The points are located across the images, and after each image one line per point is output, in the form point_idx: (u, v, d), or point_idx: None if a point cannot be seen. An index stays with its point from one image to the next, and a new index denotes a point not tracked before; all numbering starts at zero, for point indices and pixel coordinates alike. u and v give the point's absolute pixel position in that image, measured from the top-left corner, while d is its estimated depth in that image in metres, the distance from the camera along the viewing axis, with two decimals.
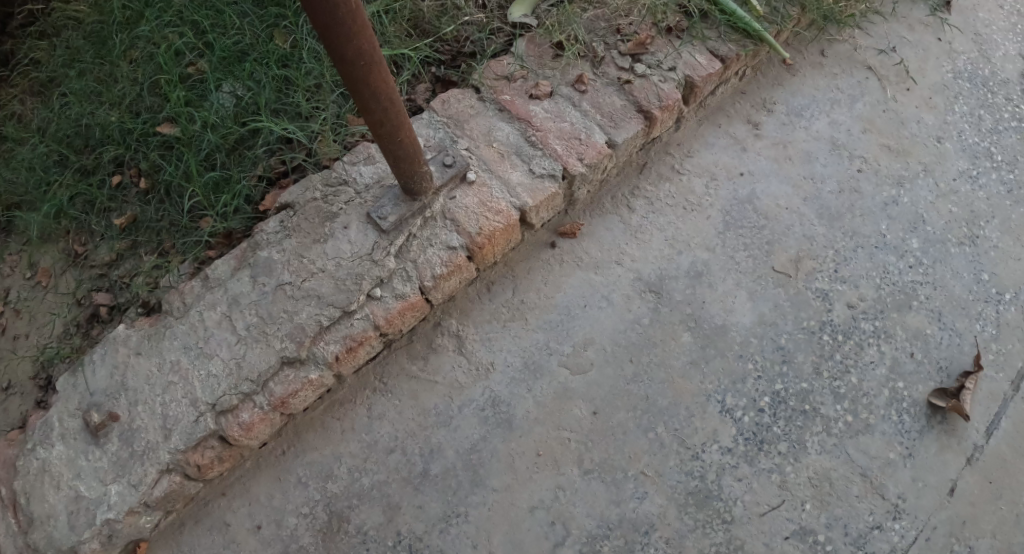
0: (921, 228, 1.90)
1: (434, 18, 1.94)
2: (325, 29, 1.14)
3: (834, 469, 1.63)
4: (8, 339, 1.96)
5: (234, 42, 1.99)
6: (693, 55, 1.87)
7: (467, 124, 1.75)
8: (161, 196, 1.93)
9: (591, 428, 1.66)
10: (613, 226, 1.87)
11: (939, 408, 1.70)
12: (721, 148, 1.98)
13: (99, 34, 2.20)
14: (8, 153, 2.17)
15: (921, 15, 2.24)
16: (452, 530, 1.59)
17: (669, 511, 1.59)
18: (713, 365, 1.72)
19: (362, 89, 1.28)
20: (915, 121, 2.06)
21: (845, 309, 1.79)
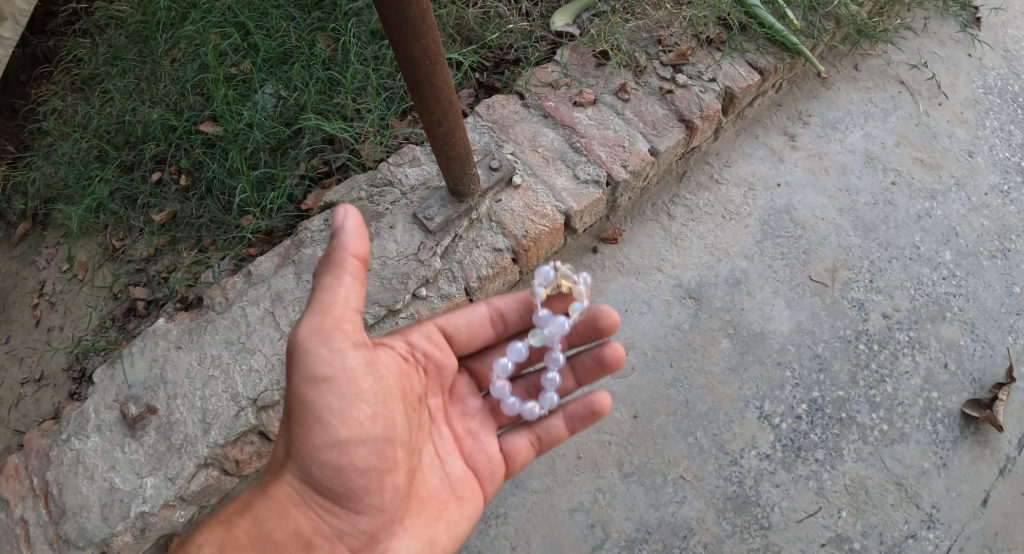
0: (954, 241, 1.92)
1: (478, 25, 1.97)
2: (396, 28, 1.16)
3: (870, 477, 1.65)
4: (43, 331, 2.00)
5: (279, 44, 2.01)
6: (733, 67, 1.91)
7: (512, 129, 1.78)
8: (202, 192, 1.95)
9: (631, 432, 1.68)
10: (653, 232, 1.90)
11: (972, 418, 1.71)
12: (759, 158, 2.01)
13: (142, 33, 2.23)
14: (50, 148, 2.20)
15: (952, 31, 2.27)
16: (491, 531, 1.60)
17: (707, 516, 1.60)
18: (752, 372, 1.74)
19: (426, 88, 1.31)
20: (947, 135, 2.08)
21: (881, 319, 1.81)
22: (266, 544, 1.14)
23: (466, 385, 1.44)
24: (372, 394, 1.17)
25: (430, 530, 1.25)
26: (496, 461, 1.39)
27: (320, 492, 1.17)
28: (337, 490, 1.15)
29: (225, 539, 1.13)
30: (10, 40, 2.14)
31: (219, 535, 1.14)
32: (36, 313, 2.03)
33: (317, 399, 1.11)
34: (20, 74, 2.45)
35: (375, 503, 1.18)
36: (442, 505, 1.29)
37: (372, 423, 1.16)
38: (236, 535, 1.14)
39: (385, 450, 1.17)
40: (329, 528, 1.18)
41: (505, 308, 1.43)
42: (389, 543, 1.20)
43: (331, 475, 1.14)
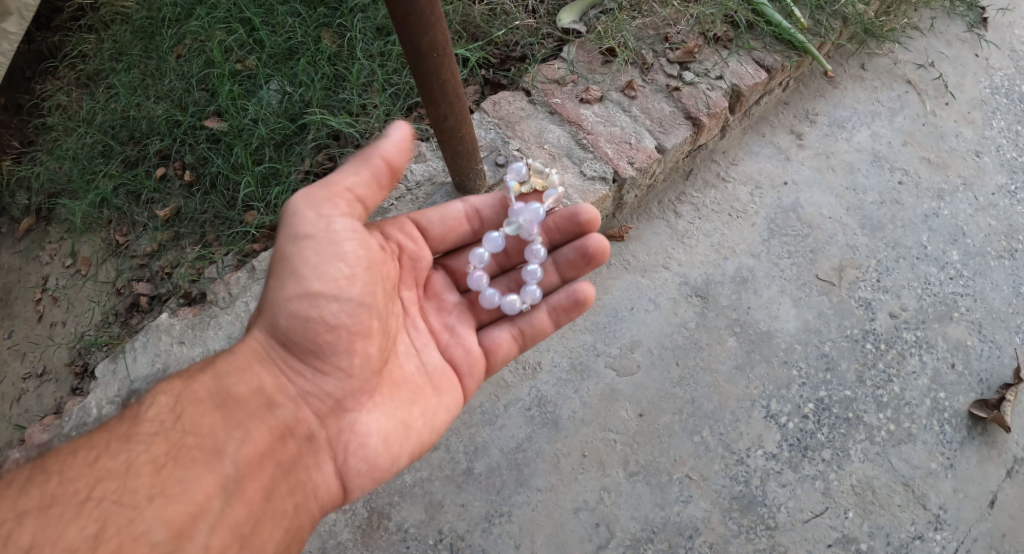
0: (962, 241, 1.91)
1: (484, 22, 1.97)
2: (404, 19, 1.16)
3: (877, 477, 1.63)
4: (45, 326, 1.99)
5: (285, 40, 2.01)
6: (740, 65, 1.90)
7: (518, 125, 1.77)
8: (206, 188, 1.94)
9: (636, 430, 1.67)
10: (659, 230, 1.89)
11: (980, 419, 1.69)
12: (766, 156, 2.01)
13: (147, 29, 2.22)
14: (53, 143, 2.20)
15: (959, 31, 2.27)
16: (495, 529, 1.59)
17: (713, 515, 1.59)
18: (758, 371, 1.73)
19: (433, 81, 1.30)
20: (954, 135, 2.08)
21: (888, 318, 1.80)
22: (226, 398, 1.14)
23: (443, 280, 1.45)
24: (354, 256, 1.17)
25: (403, 413, 1.25)
26: (475, 357, 1.40)
27: (288, 351, 1.19)
28: (306, 347, 1.17)
29: (182, 390, 1.13)
30: (16, 35, 2.14)
31: (177, 387, 1.13)
32: (39, 308, 2.03)
33: (297, 253, 1.14)
34: (24, 70, 2.45)
35: (343, 365, 1.18)
36: (418, 391, 1.29)
37: (349, 283, 1.16)
38: (195, 388, 1.13)
39: (361, 307, 1.17)
40: (293, 390, 1.20)
41: (480, 205, 1.45)
42: (357, 416, 1.21)
43: (303, 326, 1.16)
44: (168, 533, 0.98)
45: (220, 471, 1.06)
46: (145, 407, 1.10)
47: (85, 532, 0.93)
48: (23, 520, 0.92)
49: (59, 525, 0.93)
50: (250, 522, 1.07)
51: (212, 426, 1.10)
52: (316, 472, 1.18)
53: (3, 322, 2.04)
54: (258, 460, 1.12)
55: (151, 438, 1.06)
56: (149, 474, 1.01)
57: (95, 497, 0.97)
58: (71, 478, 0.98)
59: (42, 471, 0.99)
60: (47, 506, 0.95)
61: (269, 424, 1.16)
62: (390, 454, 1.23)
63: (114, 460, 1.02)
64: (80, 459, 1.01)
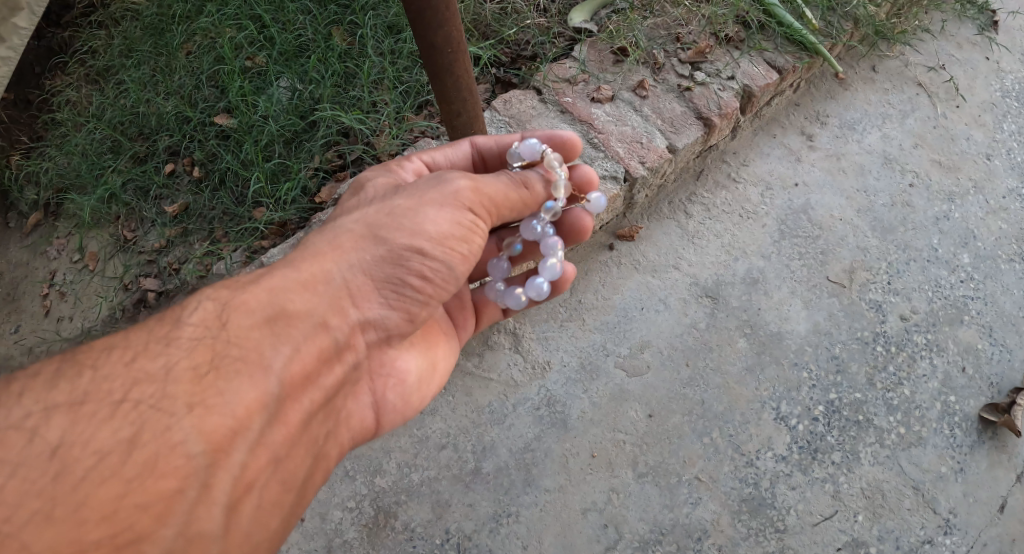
0: (972, 244, 1.90)
1: (496, 21, 1.96)
2: (419, 14, 1.15)
3: (887, 481, 1.62)
4: (52, 321, 2.00)
5: (295, 37, 2.00)
6: (752, 65, 1.90)
7: (529, 124, 1.77)
8: (215, 183, 1.94)
9: (646, 431, 1.66)
10: (670, 231, 1.89)
11: (990, 423, 1.69)
12: (776, 157, 2.00)
13: (157, 26, 2.21)
14: (62, 138, 2.19)
15: (969, 34, 2.26)
16: (503, 530, 1.58)
17: (722, 518, 1.58)
18: (768, 372, 1.72)
19: (446, 77, 1.30)
20: (965, 138, 2.07)
21: (898, 321, 1.79)
22: (280, 313, 1.04)
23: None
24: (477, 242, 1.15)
25: (433, 352, 1.31)
26: (469, 310, 1.43)
27: (365, 277, 1.11)
28: (382, 278, 1.11)
29: (232, 298, 1.04)
30: (27, 30, 2.14)
31: (226, 296, 1.04)
32: (46, 303, 2.03)
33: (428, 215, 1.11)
34: (34, 66, 2.46)
35: (408, 308, 1.15)
36: (436, 337, 1.33)
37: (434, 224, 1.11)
38: (245, 300, 1.04)
39: (454, 282, 1.15)
40: (353, 316, 1.11)
41: (486, 146, 1.37)
42: (398, 354, 1.23)
43: (391, 271, 1.11)
44: (205, 446, 0.92)
45: (265, 388, 0.99)
46: (189, 312, 1.02)
47: (120, 435, 0.88)
48: (51, 414, 0.88)
49: (92, 424, 0.88)
50: (287, 447, 1.03)
51: (260, 340, 1.01)
52: (352, 401, 1.18)
53: (10, 317, 2.05)
54: (303, 383, 1.05)
55: (193, 344, 0.98)
56: (190, 382, 0.95)
57: (131, 400, 0.91)
58: (105, 377, 0.92)
59: (73, 364, 0.93)
60: (79, 403, 0.89)
61: (320, 345, 1.07)
62: (421, 393, 1.28)
63: (154, 363, 0.95)
64: (116, 357, 0.95)
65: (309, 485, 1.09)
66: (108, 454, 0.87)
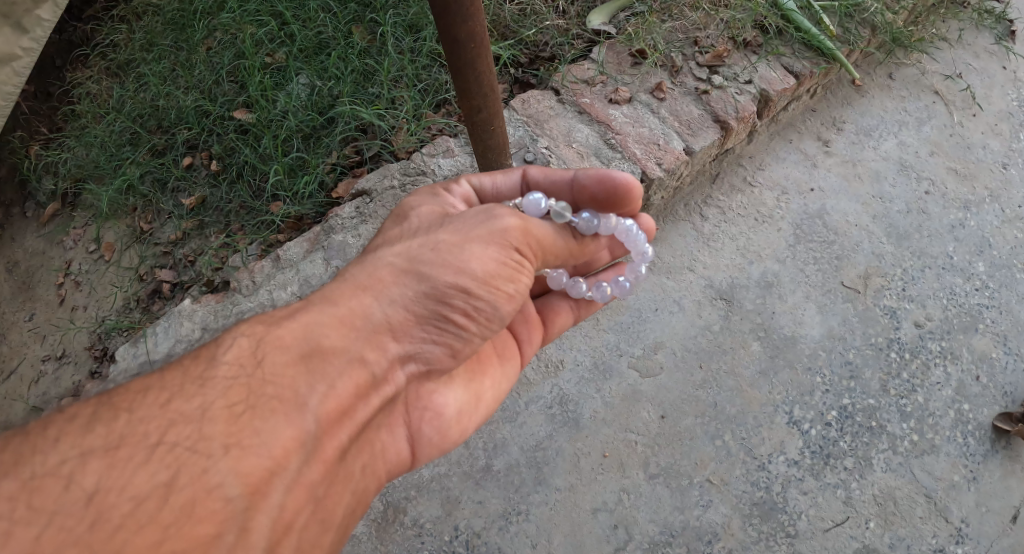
0: (988, 252, 1.90)
1: (515, 21, 1.98)
2: (444, 8, 1.16)
3: (899, 488, 1.61)
4: (67, 310, 2.01)
5: (315, 34, 2.02)
6: (769, 70, 1.90)
7: (547, 123, 1.78)
8: (233, 177, 1.95)
9: (658, 432, 1.66)
10: (686, 233, 1.90)
11: (1004, 432, 1.67)
12: (793, 162, 2.00)
13: (178, 21, 2.23)
14: (82, 130, 2.21)
15: (986, 43, 2.26)
16: (512, 528, 1.58)
17: (733, 521, 1.57)
18: (782, 376, 1.71)
19: (468, 72, 1.31)
20: (981, 147, 2.06)
21: (913, 327, 1.78)
22: (317, 348, 0.95)
23: None
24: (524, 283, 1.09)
25: (475, 384, 1.22)
26: (535, 324, 1.36)
27: (404, 312, 1.02)
28: (423, 313, 1.03)
29: (267, 333, 0.95)
30: (50, 22, 2.16)
31: (260, 330, 0.96)
32: (62, 292, 2.05)
33: (461, 241, 1.05)
34: (55, 59, 2.48)
35: (452, 342, 1.07)
36: (486, 360, 1.26)
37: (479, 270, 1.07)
38: (280, 334, 0.95)
39: (498, 322, 1.09)
40: (392, 350, 1.03)
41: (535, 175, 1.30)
42: (436, 387, 1.15)
43: (433, 307, 1.03)
44: (243, 488, 0.83)
45: (303, 426, 0.90)
46: (223, 348, 0.94)
47: (156, 479, 0.78)
48: (86, 459, 0.78)
49: (126, 470, 0.78)
50: (325, 487, 0.94)
51: (297, 376, 0.93)
52: (386, 434, 1.09)
53: (26, 305, 2.08)
54: (340, 419, 0.96)
55: (228, 385, 0.89)
56: (226, 422, 0.85)
57: (167, 442, 0.81)
58: (140, 419, 0.83)
59: (108, 407, 0.84)
60: (113, 448, 0.80)
61: (358, 380, 0.98)
62: (461, 426, 1.19)
63: (189, 403, 0.86)
64: (150, 399, 0.85)
65: (347, 526, 1.00)
66: (144, 500, 0.77)
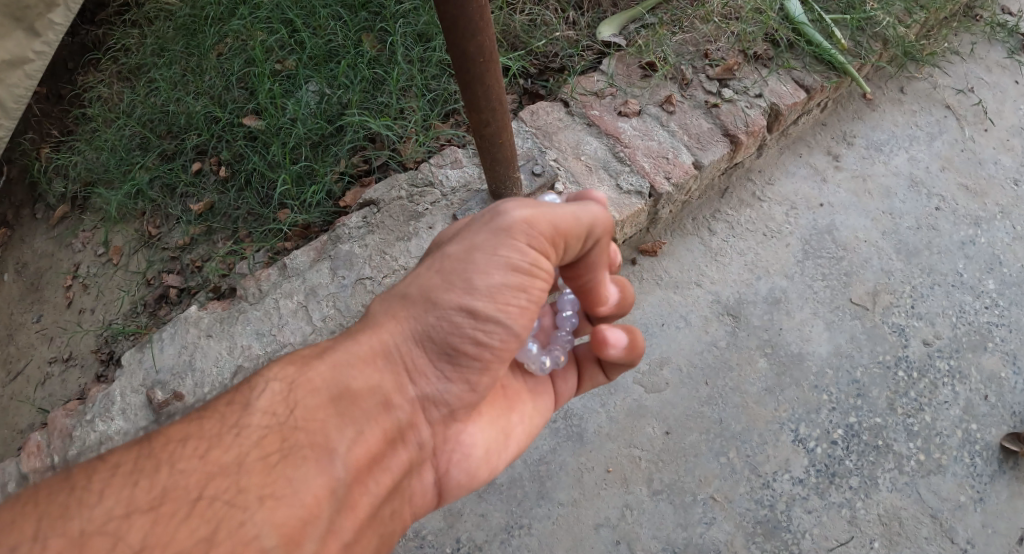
0: (998, 270, 1.88)
1: (525, 32, 1.97)
2: (453, 23, 1.15)
3: (905, 508, 1.59)
4: (75, 312, 2.02)
5: (325, 41, 2.01)
6: (780, 84, 1.90)
7: (556, 136, 1.77)
8: (241, 183, 1.95)
9: (662, 448, 1.65)
10: (693, 247, 1.89)
11: (1012, 453, 1.65)
12: (802, 177, 2.00)
13: (189, 26, 2.23)
14: (92, 134, 2.22)
15: (999, 57, 2.24)
16: (515, 541, 1.57)
17: (736, 539, 1.56)
18: (788, 393, 1.70)
19: (477, 86, 1.30)
20: (992, 162, 2.04)
21: (921, 345, 1.77)
22: (343, 392, 1.01)
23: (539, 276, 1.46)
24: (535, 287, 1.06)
25: (502, 421, 1.24)
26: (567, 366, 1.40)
27: (424, 347, 1.07)
28: (441, 347, 1.06)
29: (299, 376, 1.00)
30: (62, 26, 2.17)
31: (292, 373, 1.01)
32: (70, 294, 2.06)
33: (466, 252, 1.05)
34: (67, 62, 2.50)
35: (470, 379, 1.11)
36: (515, 397, 1.28)
37: (508, 291, 1.06)
38: (311, 377, 1.00)
39: (515, 339, 1.08)
40: (412, 392, 1.08)
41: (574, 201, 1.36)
42: (463, 426, 1.17)
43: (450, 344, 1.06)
44: (280, 540, 0.84)
45: (334, 474, 0.94)
46: (256, 394, 0.98)
47: (197, 534, 0.79)
48: (130, 517, 0.79)
49: (170, 525, 0.79)
50: (356, 535, 0.97)
51: (327, 421, 0.97)
52: (416, 479, 1.13)
53: (34, 306, 2.09)
54: (369, 465, 1.01)
55: (264, 432, 0.92)
56: (263, 472, 0.88)
57: (207, 496, 0.83)
58: (181, 471, 0.85)
59: (149, 457, 0.87)
60: (156, 502, 0.81)
61: (384, 427, 1.04)
62: (490, 465, 1.22)
63: (226, 454, 0.88)
64: (190, 449, 0.88)
65: None
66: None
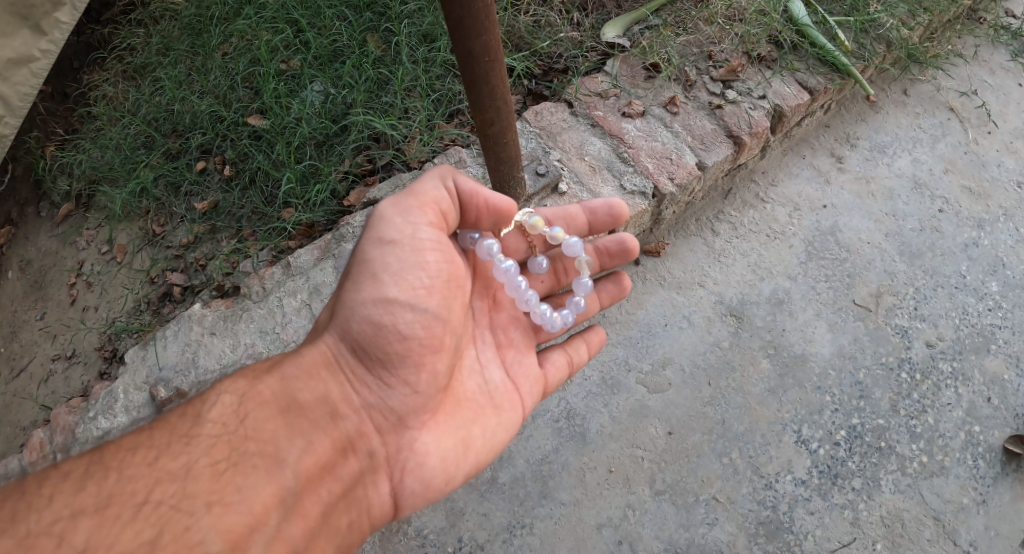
0: (1001, 272, 1.88)
1: (529, 33, 1.97)
2: (458, 22, 1.16)
3: (908, 510, 1.59)
4: (78, 310, 2.03)
5: (330, 41, 2.02)
6: (783, 85, 1.90)
7: (560, 136, 1.78)
8: (245, 182, 1.96)
9: (664, 448, 1.65)
10: (696, 248, 1.90)
11: (1014, 455, 1.64)
12: (805, 178, 2.00)
13: (194, 25, 2.24)
14: (97, 132, 2.23)
15: (1002, 59, 2.24)
16: (516, 541, 1.57)
17: (739, 540, 1.56)
18: (791, 395, 1.70)
19: (482, 86, 1.31)
20: (996, 165, 2.04)
21: (924, 347, 1.77)
22: (292, 403, 1.10)
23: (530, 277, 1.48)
24: (434, 268, 1.16)
25: (463, 431, 1.22)
26: (535, 377, 1.36)
27: (360, 355, 1.15)
28: (374, 353, 1.14)
29: (248, 389, 1.09)
30: (68, 25, 2.18)
31: (242, 386, 1.09)
32: (73, 292, 2.06)
33: (378, 258, 1.13)
34: (73, 61, 2.51)
35: (411, 380, 1.15)
36: (479, 410, 1.25)
37: (427, 293, 1.14)
38: (260, 390, 1.09)
39: (439, 323, 1.15)
40: (360, 401, 1.15)
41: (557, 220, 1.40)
42: (418, 434, 1.17)
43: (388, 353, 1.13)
44: (224, 545, 0.93)
45: (282, 482, 1.02)
46: (208, 406, 1.07)
47: (140, 537, 0.89)
48: (77, 518, 0.89)
49: (114, 527, 0.90)
50: (306, 542, 1.03)
51: (276, 431, 1.05)
52: (373, 491, 1.13)
53: (37, 304, 2.09)
54: (320, 475, 1.07)
55: (212, 442, 1.02)
56: (209, 479, 0.98)
57: (152, 500, 0.93)
58: (128, 478, 0.95)
59: (100, 465, 0.96)
60: (103, 506, 0.91)
61: (334, 437, 1.11)
62: (446, 475, 1.18)
63: (174, 461, 0.98)
64: (139, 457, 0.98)
65: None
66: None
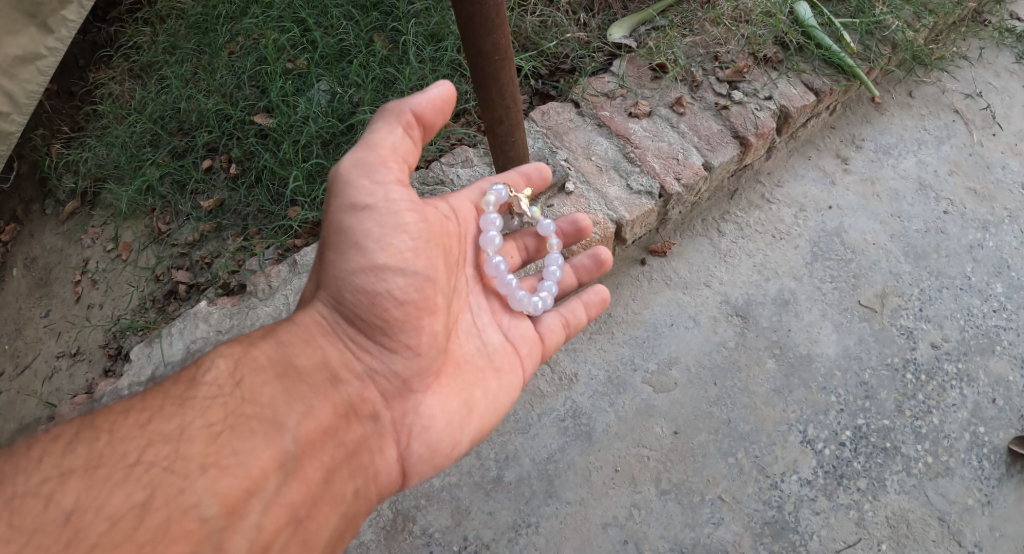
0: (1006, 274, 1.88)
1: (536, 33, 1.97)
2: (469, 20, 1.16)
3: (912, 510, 1.59)
4: (83, 307, 2.03)
5: (337, 41, 2.03)
6: (789, 86, 1.91)
7: (566, 136, 1.78)
8: (251, 181, 1.96)
9: (670, 448, 1.65)
10: (702, 249, 1.90)
11: (1019, 456, 1.64)
12: (811, 179, 2.01)
13: (200, 24, 2.25)
14: (103, 130, 2.24)
15: (1007, 61, 2.24)
16: (521, 540, 1.57)
17: (744, 540, 1.56)
18: (797, 395, 1.71)
19: (491, 85, 1.31)
20: (1001, 166, 2.05)
21: (929, 348, 1.77)
22: (289, 369, 1.09)
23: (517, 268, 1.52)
24: (415, 229, 1.15)
25: (464, 394, 1.23)
26: (533, 340, 1.38)
27: (354, 321, 1.16)
28: (371, 319, 1.15)
29: (244, 354, 1.08)
30: (74, 23, 2.19)
31: (238, 351, 1.08)
32: (78, 289, 2.06)
33: (355, 225, 1.11)
34: (78, 60, 2.51)
35: (411, 343, 1.16)
36: (479, 374, 1.27)
37: (414, 256, 1.14)
38: (256, 355, 1.08)
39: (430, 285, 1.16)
40: (359, 366, 1.16)
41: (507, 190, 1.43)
42: (422, 398, 1.19)
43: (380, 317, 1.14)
44: (220, 508, 0.92)
45: (281, 446, 1.01)
46: (204, 370, 1.05)
47: (133, 499, 0.89)
48: (66, 479, 0.88)
49: (104, 489, 0.88)
50: (307, 505, 1.01)
51: (273, 396, 1.05)
52: (376, 455, 1.14)
53: (42, 301, 2.09)
54: (321, 438, 1.06)
55: (207, 404, 1.00)
56: (204, 442, 0.96)
57: (145, 462, 0.92)
58: (120, 440, 0.94)
59: (91, 428, 0.94)
60: (93, 467, 0.90)
61: (334, 402, 1.11)
62: (452, 439, 1.20)
63: (167, 424, 0.97)
64: (132, 419, 0.96)
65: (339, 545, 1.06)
66: (120, 519, 0.87)
